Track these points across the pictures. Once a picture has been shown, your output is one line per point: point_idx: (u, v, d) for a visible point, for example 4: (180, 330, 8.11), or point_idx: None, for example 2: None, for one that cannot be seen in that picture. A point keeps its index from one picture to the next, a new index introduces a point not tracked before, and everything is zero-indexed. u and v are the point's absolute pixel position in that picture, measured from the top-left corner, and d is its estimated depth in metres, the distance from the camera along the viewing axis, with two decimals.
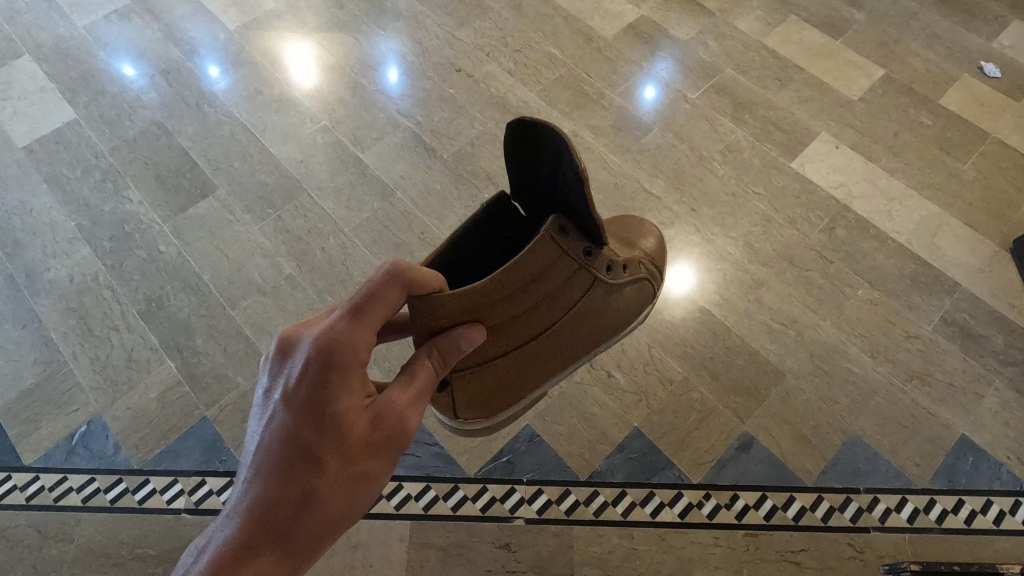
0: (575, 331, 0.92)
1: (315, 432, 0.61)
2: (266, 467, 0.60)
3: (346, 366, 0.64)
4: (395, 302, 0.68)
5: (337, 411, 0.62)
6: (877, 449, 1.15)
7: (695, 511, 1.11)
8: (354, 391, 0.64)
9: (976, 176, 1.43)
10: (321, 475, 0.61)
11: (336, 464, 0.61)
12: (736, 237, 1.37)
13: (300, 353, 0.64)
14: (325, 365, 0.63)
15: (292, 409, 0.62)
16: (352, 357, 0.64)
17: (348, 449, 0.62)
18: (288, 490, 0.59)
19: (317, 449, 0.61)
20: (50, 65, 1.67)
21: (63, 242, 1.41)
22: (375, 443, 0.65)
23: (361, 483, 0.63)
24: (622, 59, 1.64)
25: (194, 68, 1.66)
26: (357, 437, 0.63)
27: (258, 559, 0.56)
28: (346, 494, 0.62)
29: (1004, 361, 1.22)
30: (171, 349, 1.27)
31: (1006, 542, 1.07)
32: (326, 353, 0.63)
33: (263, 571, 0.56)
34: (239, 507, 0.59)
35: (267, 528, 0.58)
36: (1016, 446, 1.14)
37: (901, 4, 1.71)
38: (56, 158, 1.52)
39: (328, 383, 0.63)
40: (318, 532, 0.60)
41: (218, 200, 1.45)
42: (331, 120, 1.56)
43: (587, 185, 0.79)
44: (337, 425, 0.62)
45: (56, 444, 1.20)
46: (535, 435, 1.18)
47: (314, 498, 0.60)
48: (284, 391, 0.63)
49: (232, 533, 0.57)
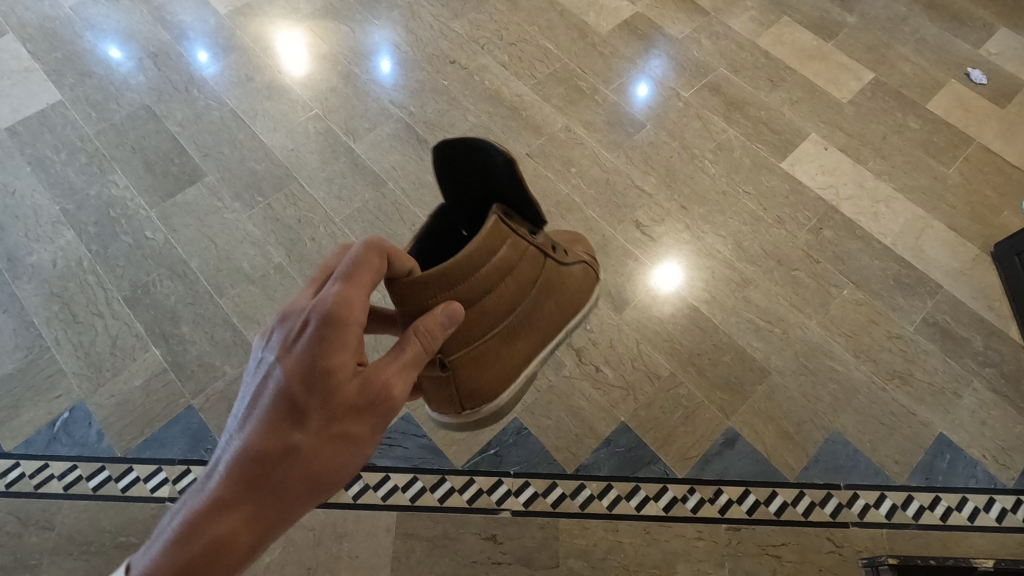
0: (544, 308, 0.89)
1: (302, 389, 0.57)
2: (253, 423, 0.57)
3: (332, 332, 0.57)
4: (379, 266, 0.61)
5: (323, 370, 0.57)
6: (858, 446, 1.17)
7: (679, 505, 1.13)
8: (344, 353, 0.58)
9: (960, 180, 1.46)
10: (301, 437, 0.57)
11: (314, 428, 0.58)
12: (726, 235, 1.38)
13: (298, 312, 0.60)
14: (317, 323, 0.58)
15: (284, 364, 0.58)
16: (341, 317, 0.58)
17: (332, 409, 0.58)
18: (270, 446, 0.56)
19: (299, 412, 0.57)
20: (35, 45, 1.63)
21: (47, 226, 1.38)
22: (359, 409, 0.60)
23: (342, 445, 0.59)
24: (617, 55, 1.64)
25: (183, 52, 1.63)
26: (340, 403, 0.59)
27: (233, 512, 0.54)
28: (327, 455, 0.58)
29: (983, 362, 1.25)
30: (157, 337, 1.26)
31: (979, 538, 1.10)
32: (319, 310, 0.58)
33: (235, 524, 0.53)
34: (225, 459, 0.56)
35: (246, 485, 0.55)
36: (992, 445, 1.17)
37: (891, 9, 1.73)
38: (41, 140, 1.49)
39: (319, 340, 0.57)
40: (297, 492, 0.57)
41: (207, 186, 1.44)
42: (323, 109, 1.55)
43: (519, 168, 0.80)
44: (323, 386, 0.57)
45: (38, 431, 1.18)
46: (522, 428, 1.19)
47: (296, 456, 0.57)
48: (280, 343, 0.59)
49: (214, 485, 0.55)
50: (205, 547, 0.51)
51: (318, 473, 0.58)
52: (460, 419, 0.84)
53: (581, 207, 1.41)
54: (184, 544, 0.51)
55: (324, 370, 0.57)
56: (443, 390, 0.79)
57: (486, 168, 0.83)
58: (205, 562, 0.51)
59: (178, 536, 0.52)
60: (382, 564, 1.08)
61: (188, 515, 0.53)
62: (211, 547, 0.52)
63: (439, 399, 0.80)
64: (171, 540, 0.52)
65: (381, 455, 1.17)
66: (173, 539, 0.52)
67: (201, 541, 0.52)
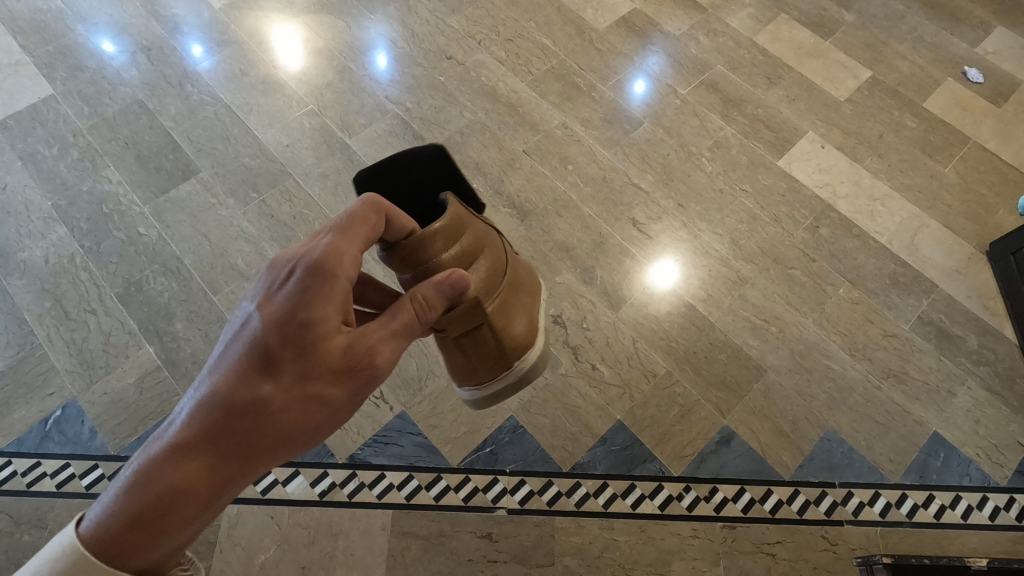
0: (523, 265, 0.86)
1: (278, 336, 0.49)
2: (225, 366, 0.48)
3: (327, 276, 0.51)
4: (373, 223, 0.57)
5: (306, 319, 0.49)
6: (853, 445, 1.17)
7: (675, 503, 1.13)
8: (332, 303, 0.51)
9: (956, 179, 1.46)
10: (277, 387, 0.48)
11: (293, 380, 0.49)
12: (723, 233, 1.38)
13: (282, 257, 0.52)
14: (306, 268, 0.50)
15: (261, 308, 0.49)
16: (331, 265, 0.51)
17: (311, 364, 0.50)
18: (239, 392, 0.46)
19: (279, 360, 0.49)
20: (26, 38, 1.61)
21: (38, 222, 1.37)
22: (342, 370, 0.52)
23: (316, 406, 0.50)
24: (613, 51, 1.63)
25: (176, 46, 1.62)
26: (324, 358, 0.50)
27: (194, 459, 0.43)
28: (300, 414, 0.49)
29: (977, 361, 1.25)
30: (150, 334, 1.25)
31: (972, 536, 1.10)
32: (307, 256, 0.51)
33: (192, 477, 0.42)
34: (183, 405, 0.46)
35: (209, 434, 0.44)
36: (986, 444, 1.17)
37: (889, 7, 1.73)
38: (32, 135, 1.48)
39: (304, 285, 0.50)
40: (267, 450, 0.47)
41: (201, 182, 1.42)
42: (319, 104, 1.53)
43: (448, 152, 0.82)
44: (308, 335, 0.49)
45: (30, 429, 1.17)
46: (518, 426, 1.19)
47: (266, 409, 0.47)
48: (258, 291, 0.51)
49: (172, 430, 0.44)
50: (158, 499, 0.41)
51: (291, 434, 0.49)
52: (506, 379, 0.82)
53: (578, 205, 1.40)
54: (133, 495, 0.41)
55: (307, 319, 0.49)
56: (483, 346, 0.77)
57: (415, 172, 0.83)
58: (154, 516, 0.41)
59: (127, 486, 0.41)
60: (377, 563, 1.08)
61: (139, 461, 0.42)
62: (162, 501, 0.41)
63: (483, 360, 0.78)
64: (117, 492, 0.41)
65: (376, 453, 1.17)
66: (119, 491, 0.41)
67: (152, 490, 0.41)
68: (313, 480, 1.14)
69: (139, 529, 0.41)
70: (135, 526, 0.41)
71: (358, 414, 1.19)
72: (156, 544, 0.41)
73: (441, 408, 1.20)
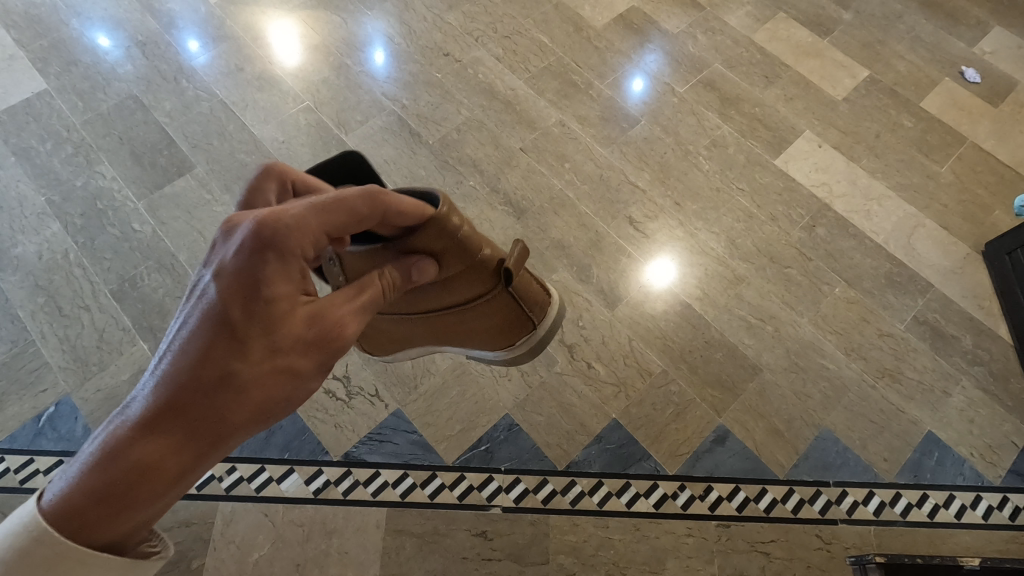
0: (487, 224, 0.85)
1: (241, 311, 0.47)
2: (183, 343, 0.46)
3: (290, 252, 0.49)
4: (363, 217, 0.56)
5: (270, 295, 0.48)
6: (848, 444, 1.18)
7: (670, 502, 1.13)
8: (290, 280, 0.50)
9: (952, 179, 1.46)
10: (245, 360, 0.47)
11: (262, 353, 0.48)
12: (719, 232, 1.38)
13: (241, 223, 0.49)
14: (267, 246, 0.48)
15: (219, 281, 0.47)
16: (296, 245, 0.50)
17: (277, 339, 0.49)
18: (202, 368, 0.45)
19: (244, 335, 0.47)
20: (20, 32, 1.60)
21: (32, 218, 1.36)
22: (309, 342, 0.52)
23: (286, 378, 0.50)
24: (611, 49, 1.63)
25: (171, 41, 1.61)
26: (291, 332, 0.50)
27: (160, 435, 0.42)
28: (269, 388, 0.49)
29: (972, 360, 1.25)
30: (144, 330, 1.25)
31: (966, 536, 1.11)
32: (270, 227, 0.48)
33: (162, 454, 0.42)
34: (144, 382, 0.45)
35: (174, 410, 0.43)
36: (980, 444, 1.18)
37: (888, 6, 1.73)
38: (25, 130, 1.46)
39: (264, 262, 0.48)
40: (237, 424, 0.47)
41: (196, 178, 1.42)
42: (315, 100, 1.53)
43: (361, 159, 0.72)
44: (272, 311, 0.48)
45: (23, 425, 1.17)
46: (513, 424, 1.19)
47: (234, 385, 0.46)
48: (216, 256, 0.49)
49: (134, 406, 0.43)
50: (126, 475, 0.40)
51: (262, 406, 0.49)
52: (532, 338, 0.91)
53: (574, 203, 1.40)
54: (99, 472, 0.40)
55: (269, 296, 0.48)
56: (512, 313, 0.83)
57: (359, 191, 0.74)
58: (123, 494, 0.40)
59: (91, 463, 0.40)
60: (370, 562, 1.08)
61: (102, 438, 0.41)
62: (132, 477, 0.40)
63: (515, 325, 0.86)
64: (79, 469, 0.40)
65: (371, 451, 1.16)
66: (83, 468, 0.40)
67: (119, 468, 0.40)
68: (307, 478, 1.14)
69: (107, 505, 0.40)
70: (101, 503, 0.40)
71: (353, 412, 1.19)
72: (124, 520, 0.41)
73: (436, 405, 1.20)
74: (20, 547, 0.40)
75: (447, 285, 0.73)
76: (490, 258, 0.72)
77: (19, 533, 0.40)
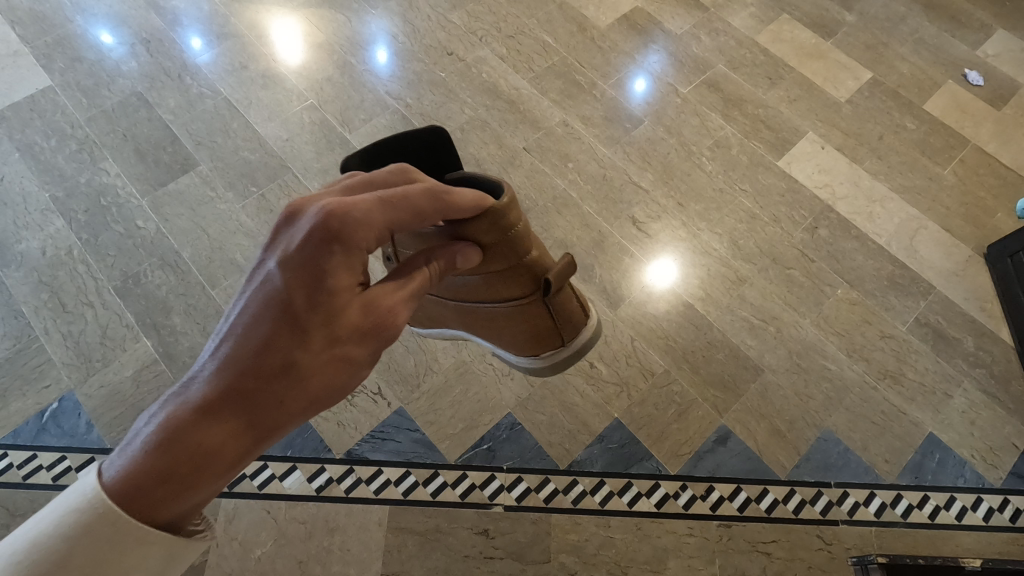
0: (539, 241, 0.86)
1: (303, 302, 0.49)
2: (247, 330, 0.48)
3: (354, 245, 0.51)
4: (425, 218, 0.58)
5: (331, 286, 0.50)
6: (849, 445, 1.18)
7: (671, 501, 1.13)
8: (352, 272, 0.52)
9: (955, 181, 1.46)
10: (303, 349, 0.49)
11: (319, 344, 0.50)
12: (722, 233, 1.38)
13: (308, 211, 0.51)
14: (332, 239, 0.50)
15: (284, 271, 0.50)
16: (360, 237, 0.51)
17: (334, 330, 0.51)
18: (262, 356, 0.48)
19: (303, 326, 0.49)
20: (24, 28, 1.60)
21: (36, 214, 1.36)
22: (365, 333, 0.53)
23: (342, 368, 0.51)
24: (615, 49, 1.63)
25: (176, 39, 1.61)
26: (349, 323, 0.51)
27: (221, 419, 0.45)
28: (325, 377, 0.50)
29: (973, 362, 1.26)
30: (147, 327, 1.25)
31: (966, 537, 1.11)
32: (339, 215, 0.50)
33: (223, 437, 0.44)
34: (207, 367, 0.47)
35: (236, 395, 0.46)
36: (981, 445, 1.18)
37: (891, 8, 1.73)
38: (29, 126, 1.47)
39: (329, 253, 0.50)
40: (293, 411, 0.49)
41: (200, 175, 1.42)
42: (320, 99, 1.53)
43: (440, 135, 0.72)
44: (332, 302, 0.50)
45: (25, 421, 1.17)
46: (516, 423, 1.19)
47: (292, 373, 0.49)
48: (280, 244, 0.51)
49: (196, 389, 0.46)
50: (188, 457, 0.43)
51: (317, 395, 0.50)
52: (560, 353, 0.91)
53: (577, 203, 1.40)
54: (162, 453, 0.42)
55: (330, 287, 0.50)
56: (544, 327, 0.83)
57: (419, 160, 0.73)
58: (185, 474, 0.43)
59: (159, 442, 0.43)
60: (372, 559, 1.08)
61: (166, 419, 0.44)
62: (196, 457, 0.43)
63: (543, 340, 0.86)
64: (144, 448, 0.43)
65: (374, 449, 1.17)
66: (148, 448, 0.43)
67: (184, 449, 0.43)
68: (310, 475, 1.14)
69: (169, 484, 0.42)
70: (163, 482, 0.42)
71: (356, 410, 1.19)
72: (183, 500, 0.43)
73: (439, 404, 1.20)
74: (85, 522, 0.42)
75: (488, 279, 0.73)
76: (535, 262, 0.73)
77: (83, 508, 0.42)
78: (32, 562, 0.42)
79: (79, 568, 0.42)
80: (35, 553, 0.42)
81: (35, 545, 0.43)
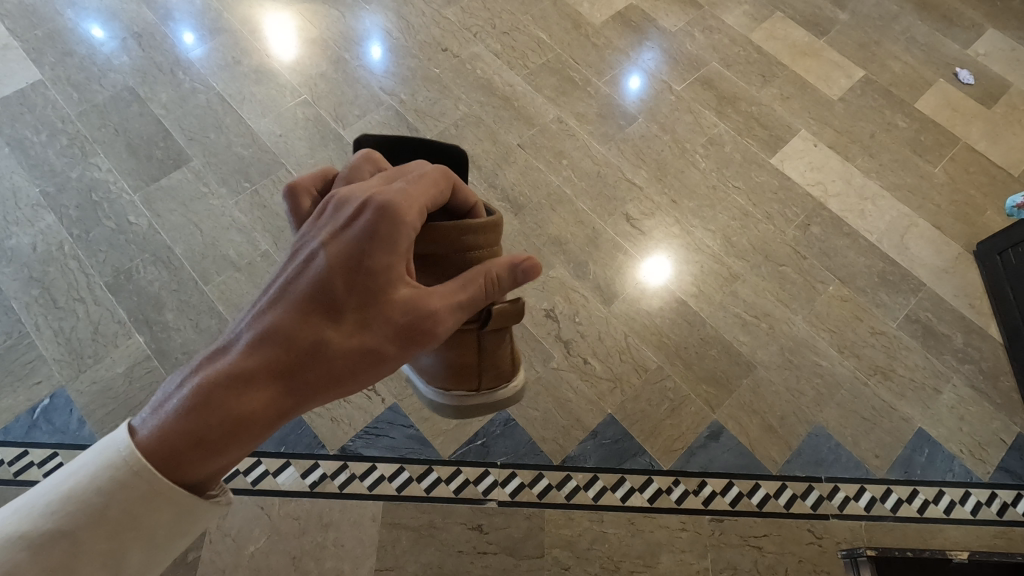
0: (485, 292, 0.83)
1: (337, 279, 0.49)
2: (284, 304, 0.48)
3: (394, 228, 0.50)
4: (442, 189, 0.57)
5: (371, 267, 0.50)
6: (840, 440, 1.19)
7: (664, 496, 1.14)
8: (396, 254, 0.51)
9: (946, 179, 1.48)
10: (337, 327, 0.49)
11: (354, 326, 0.50)
12: (715, 229, 1.39)
13: (353, 197, 0.52)
14: (373, 213, 0.50)
15: (327, 248, 0.50)
16: (403, 220, 0.51)
17: (371, 315, 0.50)
18: (300, 332, 0.47)
19: (340, 307, 0.49)
20: (14, 21, 1.58)
21: (26, 209, 1.35)
22: (401, 327, 0.52)
23: (372, 359, 0.51)
24: (610, 47, 1.63)
25: (167, 33, 1.59)
26: (387, 314, 0.51)
27: (253, 388, 0.44)
28: (354, 361, 0.50)
29: (962, 358, 1.27)
30: (139, 323, 1.24)
31: (954, 531, 1.12)
32: (376, 198, 0.51)
33: (255, 405, 0.44)
34: (241, 334, 0.47)
35: (271, 367, 0.46)
36: (970, 440, 1.20)
37: (883, 7, 1.74)
38: (19, 121, 1.45)
39: (375, 233, 0.50)
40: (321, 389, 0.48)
41: (192, 170, 1.41)
42: (313, 94, 1.52)
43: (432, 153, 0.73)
44: (370, 285, 0.50)
45: (17, 418, 1.16)
46: (510, 419, 1.19)
47: (326, 352, 0.48)
48: (324, 226, 0.51)
49: (230, 357, 0.45)
50: (220, 421, 0.42)
51: (344, 376, 0.49)
52: (469, 399, 0.81)
53: (571, 199, 1.41)
54: (197, 414, 0.42)
55: (371, 268, 0.50)
56: (464, 362, 0.76)
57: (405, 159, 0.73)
58: (214, 438, 0.42)
59: (191, 404, 0.42)
60: (367, 554, 1.08)
61: (200, 382, 0.43)
62: (228, 424, 0.42)
63: (459, 378, 0.78)
64: (177, 408, 0.42)
65: (368, 445, 1.17)
66: (181, 409, 0.42)
67: (216, 412, 0.42)
68: (304, 471, 1.14)
69: (200, 448, 0.42)
70: (194, 445, 0.42)
71: (348, 406, 1.19)
72: (210, 464, 0.42)
73: None
74: (119, 479, 0.41)
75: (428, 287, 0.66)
76: None
77: (117, 465, 0.41)
78: (62, 517, 0.40)
79: (111, 525, 0.41)
80: (67, 507, 0.40)
81: (67, 500, 0.40)
